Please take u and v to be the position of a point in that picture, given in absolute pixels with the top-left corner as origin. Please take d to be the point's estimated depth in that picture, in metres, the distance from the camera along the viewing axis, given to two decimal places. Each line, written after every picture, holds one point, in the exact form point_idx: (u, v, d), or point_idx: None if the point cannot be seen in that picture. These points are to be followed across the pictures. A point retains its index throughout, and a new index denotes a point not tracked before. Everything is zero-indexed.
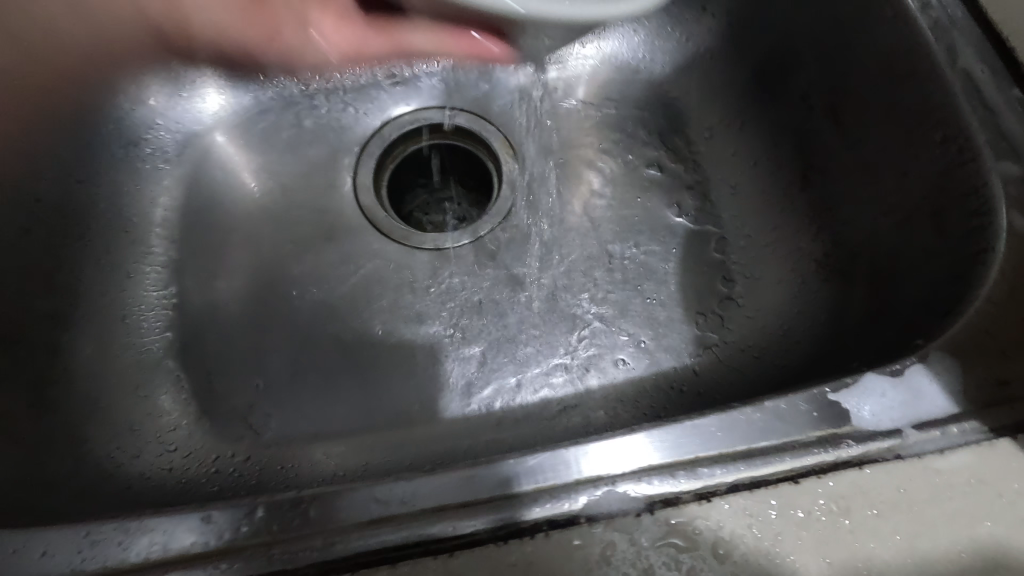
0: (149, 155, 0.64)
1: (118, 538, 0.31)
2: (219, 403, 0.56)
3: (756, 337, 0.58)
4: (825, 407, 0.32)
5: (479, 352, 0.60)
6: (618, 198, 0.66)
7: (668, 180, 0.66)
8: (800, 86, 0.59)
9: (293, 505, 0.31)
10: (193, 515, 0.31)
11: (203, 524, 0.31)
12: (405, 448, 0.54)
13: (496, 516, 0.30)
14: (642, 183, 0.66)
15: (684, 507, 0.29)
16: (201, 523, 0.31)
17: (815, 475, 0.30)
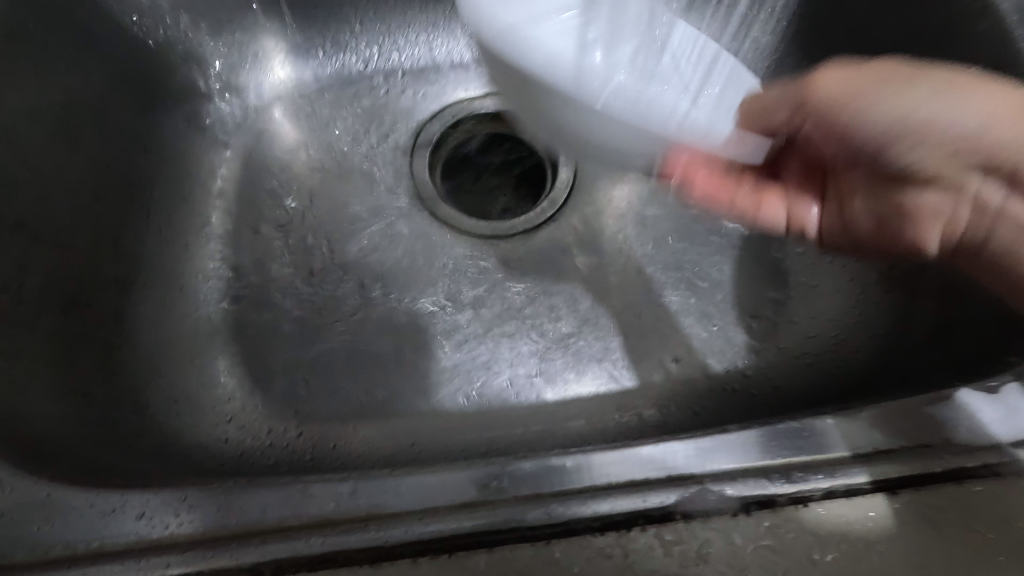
0: (211, 127, 0.64)
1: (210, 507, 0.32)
2: (274, 377, 0.57)
3: (808, 343, 0.57)
4: (920, 419, 0.31)
5: (530, 341, 0.59)
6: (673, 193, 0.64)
7: None
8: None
9: (382, 484, 0.32)
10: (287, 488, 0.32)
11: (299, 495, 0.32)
12: (456, 434, 0.54)
13: (591, 507, 0.30)
14: None
15: (780, 508, 0.29)
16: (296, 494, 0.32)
17: (913, 487, 0.29)
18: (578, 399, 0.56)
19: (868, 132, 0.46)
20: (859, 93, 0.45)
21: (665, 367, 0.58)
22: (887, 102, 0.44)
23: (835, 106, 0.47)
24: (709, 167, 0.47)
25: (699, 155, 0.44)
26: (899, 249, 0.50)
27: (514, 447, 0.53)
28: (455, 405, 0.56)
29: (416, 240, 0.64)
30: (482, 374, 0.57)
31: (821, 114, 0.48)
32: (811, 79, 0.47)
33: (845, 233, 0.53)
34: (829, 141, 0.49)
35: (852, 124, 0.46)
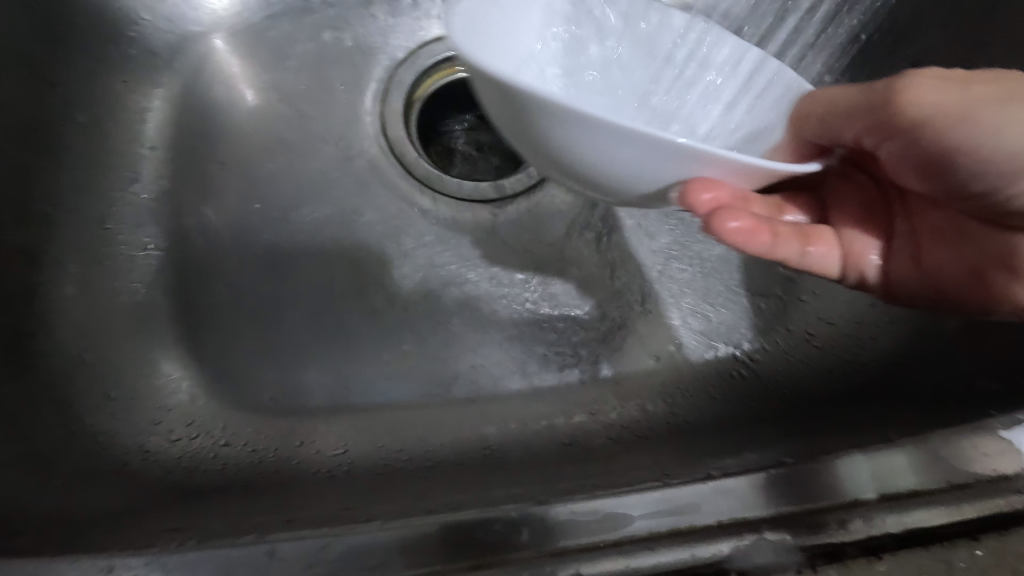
0: (135, 62, 0.52)
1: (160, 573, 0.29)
2: (226, 366, 0.49)
3: (823, 325, 0.51)
4: (994, 445, 0.28)
5: (521, 324, 0.52)
6: None
7: None
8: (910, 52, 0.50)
9: (373, 540, 0.29)
10: (253, 548, 0.29)
11: (268, 559, 0.29)
12: (439, 429, 0.48)
13: (628, 564, 0.26)
14: None
15: (851, 563, 0.25)
16: (266, 558, 0.29)
17: (996, 532, 0.25)
18: (574, 388, 0.51)
19: (979, 163, 0.36)
20: (975, 110, 0.34)
21: (668, 353, 0.52)
22: (1008, 125, 0.34)
23: (943, 123, 0.35)
24: (738, 214, 0.35)
25: (726, 195, 0.33)
26: (995, 309, 0.41)
27: (505, 446, 0.47)
28: (435, 398, 0.50)
29: (389, 205, 0.55)
30: (464, 362, 0.51)
31: (912, 135, 0.37)
32: (896, 88, 0.36)
33: (924, 280, 0.44)
34: (913, 168, 0.39)
35: (965, 151, 0.35)
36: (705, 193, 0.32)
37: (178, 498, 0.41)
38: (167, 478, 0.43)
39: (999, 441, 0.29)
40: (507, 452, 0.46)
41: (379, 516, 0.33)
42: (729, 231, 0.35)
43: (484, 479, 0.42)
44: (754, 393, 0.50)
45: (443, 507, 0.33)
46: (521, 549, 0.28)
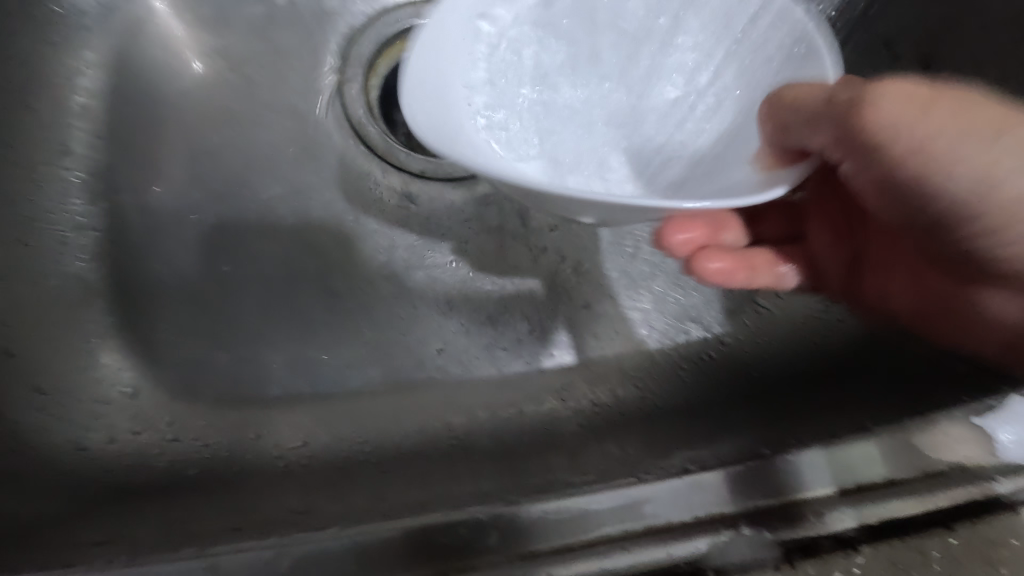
0: (63, 18, 0.46)
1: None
2: (171, 354, 0.45)
3: (790, 311, 0.51)
4: (967, 434, 0.29)
5: (487, 308, 0.50)
6: None
7: None
8: (885, 29, 0.49)
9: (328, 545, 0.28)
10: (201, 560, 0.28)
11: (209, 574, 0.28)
12: (404, 418, 0.46)
13: (602, 564, 0.25)
14: None
15: (828, 556, 0.24)
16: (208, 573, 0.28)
17: (970, 521, 0.25)
18: (542, 373, 0.49)
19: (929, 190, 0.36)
20: (933, 139, 0.33)
21: (639, 337, 0.51)
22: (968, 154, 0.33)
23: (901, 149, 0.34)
24: (689, 228, 0.41)
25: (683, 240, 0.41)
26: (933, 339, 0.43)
27: (471, 435, 0.45)
28: (398, 386, 0.47)
29: (348, 182, 0.52)
30: (428, 348, 0.49)
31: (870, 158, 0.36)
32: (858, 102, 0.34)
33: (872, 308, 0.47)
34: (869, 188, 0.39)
35: (921, 183, 0.35)
36: (679, 233, 0.41)
37: (119, 501, 0.38)
38: (107, 479, 0.40)
39: (970, 428, 0.29)
40: (474, 439, 0.45)
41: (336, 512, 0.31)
42: (675, 243, 0.41)
43: (448, 472, 0.41)
44: (723, 376, 0.50)
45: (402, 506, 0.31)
46: (490, 552, 0.27)
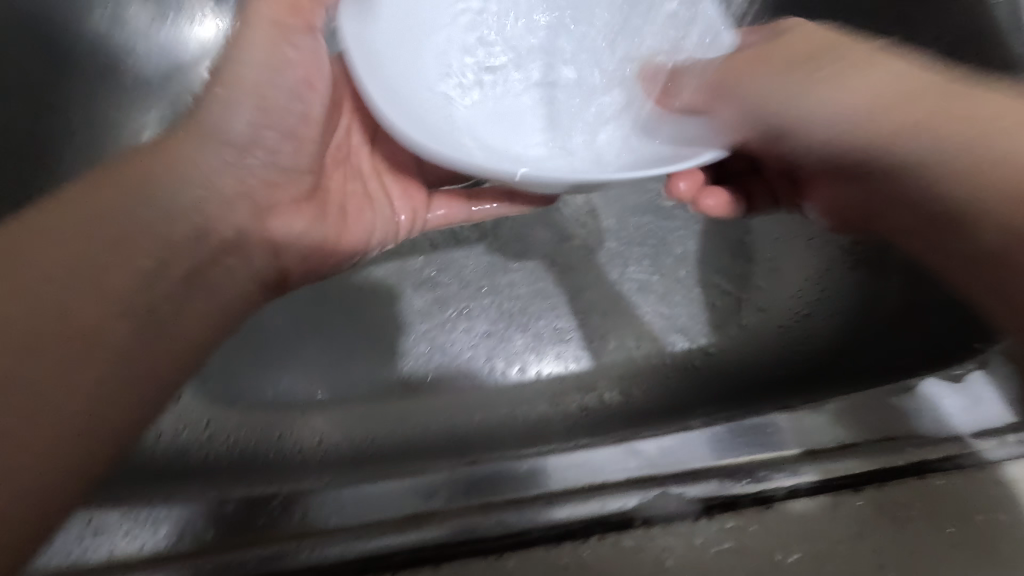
0: (131, 87, 0.57)
1: (91, 524, 0.31)
2: (207, 363, 0.52)
3: (767, 320, 0.55)
4: (886, 411, 0.31)
5: (486, 322, 0.56)
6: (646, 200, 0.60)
7: None
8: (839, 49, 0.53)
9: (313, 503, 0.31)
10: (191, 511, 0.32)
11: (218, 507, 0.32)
12: (411, 420, 0.51)
13: (545, 516, 0.29)
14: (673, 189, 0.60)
15: (743, 511, 0.28)
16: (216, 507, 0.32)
17: (876, 484, 0.29)
18: (535, 381, 0.54)
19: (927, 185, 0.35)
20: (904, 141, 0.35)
21: (625, 347, 0.56)
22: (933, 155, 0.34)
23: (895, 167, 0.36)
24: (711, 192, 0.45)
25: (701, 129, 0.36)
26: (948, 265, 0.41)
27: (467, 434, 0.49)
28: (405, 393, 0.53)
29: None
30: (433, 359, 0.54)
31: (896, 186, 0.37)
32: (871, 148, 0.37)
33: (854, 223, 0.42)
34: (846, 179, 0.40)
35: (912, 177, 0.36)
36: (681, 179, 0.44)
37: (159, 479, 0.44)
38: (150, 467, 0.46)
39: (895, 406, 0.31)
40: (471, 438, 0.49)
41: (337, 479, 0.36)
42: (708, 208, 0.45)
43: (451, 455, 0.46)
44: (703, 380, 0.53)
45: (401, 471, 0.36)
46: (448, 506, 0.30)
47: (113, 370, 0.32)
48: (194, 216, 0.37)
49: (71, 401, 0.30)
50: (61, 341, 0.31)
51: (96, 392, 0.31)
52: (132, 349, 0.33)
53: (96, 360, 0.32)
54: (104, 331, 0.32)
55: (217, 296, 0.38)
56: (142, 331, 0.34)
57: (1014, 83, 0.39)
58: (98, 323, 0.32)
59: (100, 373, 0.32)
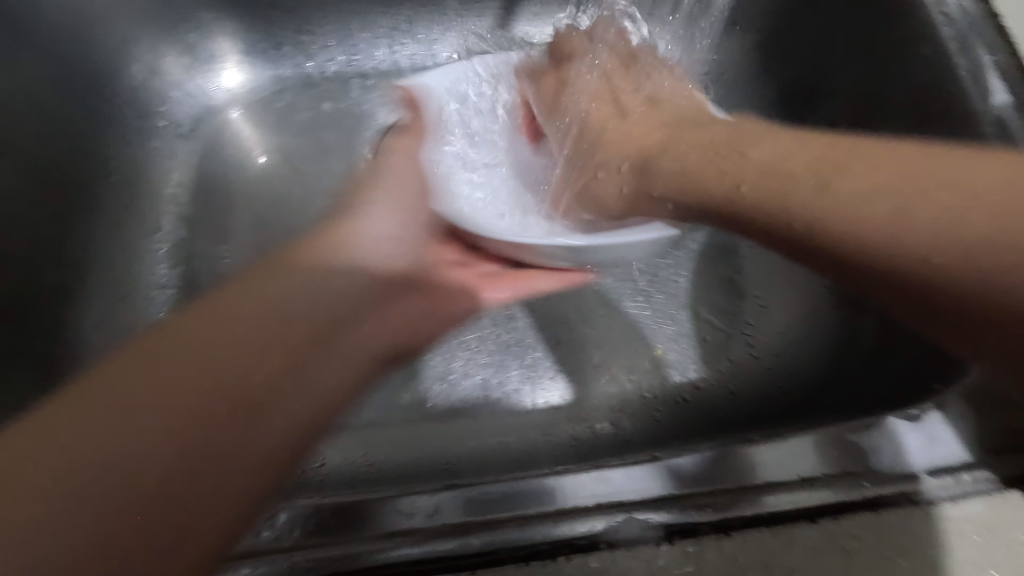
0: (163, 129, 0.63)
1: None
2: None
3: (756, 356, 0.56)
4: (847, 448, 0.33)
5: (483, 351, 0.58)
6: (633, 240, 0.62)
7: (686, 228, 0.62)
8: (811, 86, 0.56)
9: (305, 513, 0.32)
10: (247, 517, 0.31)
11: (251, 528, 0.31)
12: (407, 446, 0.53)
13: (515, 535, 0.30)
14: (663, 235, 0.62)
15: (703, 538, 0.30)
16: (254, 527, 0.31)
17: (832, 516, 0.30)
18: (530, 411, 0.55)
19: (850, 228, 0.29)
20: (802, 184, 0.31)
21: (618, 379, 0.57)
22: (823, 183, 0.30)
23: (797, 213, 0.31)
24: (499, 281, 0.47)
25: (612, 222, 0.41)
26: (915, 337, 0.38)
27: (461, 460, 0.51)
28: (404, 419, 0.54)
29: None
30: (432, 389, 0.56)
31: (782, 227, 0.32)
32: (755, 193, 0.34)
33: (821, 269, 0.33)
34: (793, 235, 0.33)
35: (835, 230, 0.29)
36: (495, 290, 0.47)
37: None
38: None
39: (859, 441, 0.33)
40: (464, 464, 0.51)
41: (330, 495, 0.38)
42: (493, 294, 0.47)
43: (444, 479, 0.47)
44: (690, 413, 0.54)
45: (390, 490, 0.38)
46: (422, 524, 0.31)
47: (241, 474, 0.29)
48: (316, 305, 0.37)
49: (257, 433, 0.30)
50: (222, 424, 0.30)
51: (230, 430, 0.30)
52: (307, 400, 0.33)
53: (269, 409, 0.31)
54: (270, 396, 0.32)
55: (353, 368, 0.37)
56: (309, 398, 0.33)
57: (978, 137, 0.41)
58: (240, 395, 0.31)
59: (233, 409, 0.30)
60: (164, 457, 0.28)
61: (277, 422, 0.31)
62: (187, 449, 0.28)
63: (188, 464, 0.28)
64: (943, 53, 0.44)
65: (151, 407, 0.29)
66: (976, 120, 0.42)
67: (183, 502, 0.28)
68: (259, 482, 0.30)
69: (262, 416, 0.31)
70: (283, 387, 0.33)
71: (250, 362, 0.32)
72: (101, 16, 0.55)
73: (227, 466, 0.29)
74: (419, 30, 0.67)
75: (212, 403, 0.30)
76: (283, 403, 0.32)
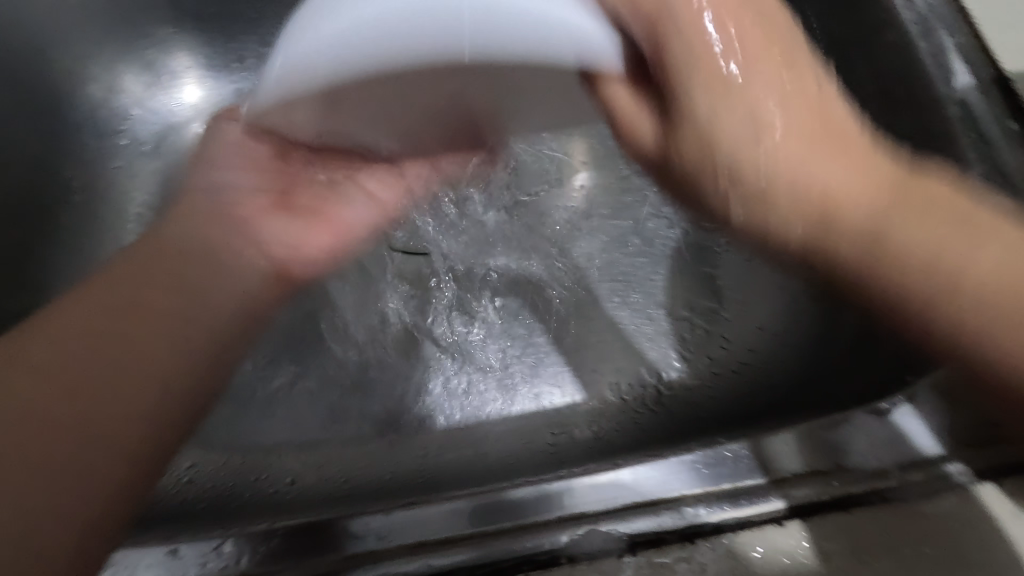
0: (126, 147, 0.61)
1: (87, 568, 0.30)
2: None
3: (735, 354, 0.54)
4: (816, 446, 0.32)
5: (456, 359, 0.56)
6: (603, 241, 0.60)
7: (662, 224, 0.60)
8: None
9: (259, 540, 0.30)
10: (159, 548, 0.30)
11: (169, 558, 0.30)
12: (382, 460, 0.51)
13: (474, 554, 0.29)
14: (636, 233, 0.60)
15: (668, 548, 0.28)
16: (167, 557, 0.30)
17: (801, 518, 0.29)
18: (508, 419, 0.54)
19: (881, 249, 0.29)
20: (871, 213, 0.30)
21: (598, 381, 0.55)
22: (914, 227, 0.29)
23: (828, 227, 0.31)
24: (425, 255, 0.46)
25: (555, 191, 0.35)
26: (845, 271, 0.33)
27: (438, 471, 0.49)
28: (379, 432, 0.53)
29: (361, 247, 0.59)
30: (410, 403, 0.54)
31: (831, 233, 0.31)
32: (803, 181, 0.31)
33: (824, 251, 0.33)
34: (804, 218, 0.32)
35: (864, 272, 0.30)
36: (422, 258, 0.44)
37: None
38: None
39: (831, 439, 0.32)
40: (441, 475, 0.49)
41: (295, 516, 0.37)
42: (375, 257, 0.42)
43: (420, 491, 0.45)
44: (674, 414, 0.52)
45: (356, 508, 0.37)
46: (379, 544, 0.30)
47: (86, 484, 0.29)
48: (202, 286, 0.37)
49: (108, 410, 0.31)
50: (50, 423, 0.30)
51: (162, 409, 0.33)
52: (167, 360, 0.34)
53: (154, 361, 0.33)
54: (102, 382, 0.32)
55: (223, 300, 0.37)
56: (163, 378, 0.33)
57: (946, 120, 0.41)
58: (86, 379, 0.31)
59: (71, 398, 0.31)
60: (52, 450, 0.29)
61: (118, 407, 0.31)
62: (43, 434, 0.29)
63: (51, 423, 0.30)
64: (905, 38, 0.43)
65: (42, 388, 0.31)
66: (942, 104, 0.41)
67: (66, 489, 0.29)
68: (117, 476, 0.31)
69: (104, 397, 0.31)
70: (148, 359, 0.33)
71: (87, 340, 0.33)
72: (54, 32, 0.54)
73: (90, 440, 0.30)
74: None
75: (63, 391, 0.31)
76: (114, 391, 0.32)
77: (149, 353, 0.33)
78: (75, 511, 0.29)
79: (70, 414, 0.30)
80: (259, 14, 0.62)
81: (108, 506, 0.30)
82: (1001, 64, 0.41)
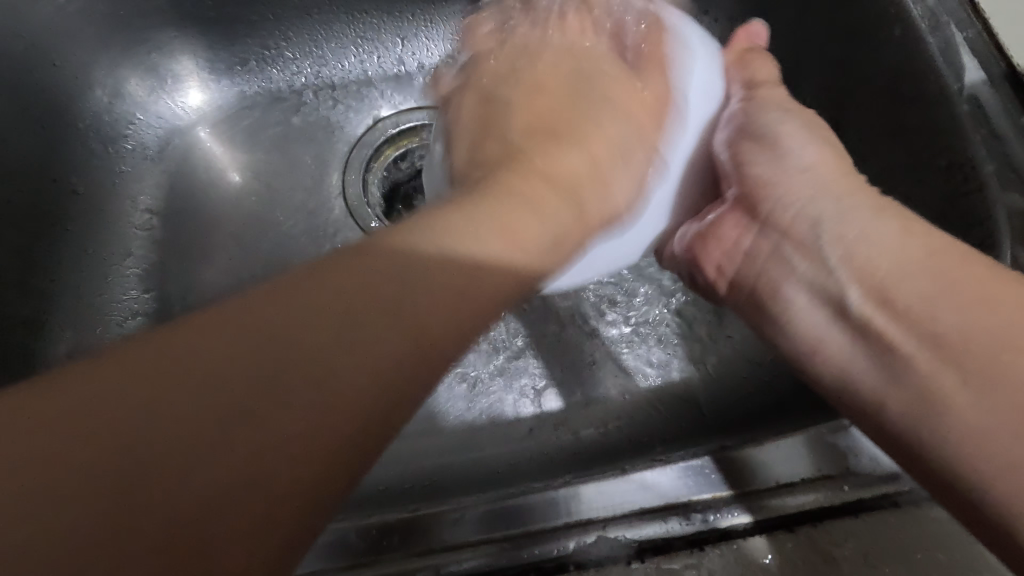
0: (131, 152, 0.62)
1: None
2: None
3: (741, 354, 0.54)
4: (824, 450, 0.31)
5: (464, 359, 0.56)
6: None
7: None
8: None
9: None
10: None
11: None
12: (388, 463, 0.51)
13: (480, 560, 0.29)
14: None
15: (676, 554, 0.28)
16: None
17: (811, 523, 0.29)
18: (517, 420, 0.53)
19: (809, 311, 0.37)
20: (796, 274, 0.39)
21: (605, 381, 0.54)
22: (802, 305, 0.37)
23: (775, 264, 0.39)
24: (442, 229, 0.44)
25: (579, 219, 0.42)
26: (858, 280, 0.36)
27: (445, 475, 0.49)
28: None
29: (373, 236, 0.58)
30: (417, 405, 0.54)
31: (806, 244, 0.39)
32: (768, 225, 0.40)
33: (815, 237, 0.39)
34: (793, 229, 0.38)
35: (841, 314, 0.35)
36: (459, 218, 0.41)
37: None
38: None
39: (840, 443, 0.31)
40: (449, 478, 0.49)
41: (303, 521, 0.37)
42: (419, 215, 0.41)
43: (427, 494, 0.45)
44: (683, 414, 0.52)
45: (362, 513, 0.37)
46: (388, 551, 0.30)
47: (255, 510, 0.23)
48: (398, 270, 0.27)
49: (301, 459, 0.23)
50: (208, 436, 0.23)
51: (321, 443, 0.23)
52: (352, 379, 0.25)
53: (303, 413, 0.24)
54: (294, 386, 0.24)
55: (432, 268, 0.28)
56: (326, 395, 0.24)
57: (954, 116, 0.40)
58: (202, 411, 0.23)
59: (164, 458, 0.22)
60: (192, 460, 0.22)
61: (291, 427, 0.23)
62: (178, 444, 0.22)
63: (160, 462, 0.22)
64: (913, 31, 0.42)
65: (140, 449, 0.22)
66: (950, 100, 0.41)
67: (211, 518, 0.22)
68: (313, 495, 0.24)
69: (274, 418, 0.23)
70: (341, 368, 0.24)
71: (258, 340, 0.24)
72: (58, 38, 0.54)
73: (176, 479, 0.22)
74: (387, 38, 0.66)
75: (166, 427, 0.22)
76: (302, 399, 0.24)
77: (310, 374, 0.24)
78: (166, 527, 0.21)
79: (93, 456, 0.22)
80: (260, 17, 0.62)
81: (249, 546, 0.22)
82: (1013, 60, 0.41)
